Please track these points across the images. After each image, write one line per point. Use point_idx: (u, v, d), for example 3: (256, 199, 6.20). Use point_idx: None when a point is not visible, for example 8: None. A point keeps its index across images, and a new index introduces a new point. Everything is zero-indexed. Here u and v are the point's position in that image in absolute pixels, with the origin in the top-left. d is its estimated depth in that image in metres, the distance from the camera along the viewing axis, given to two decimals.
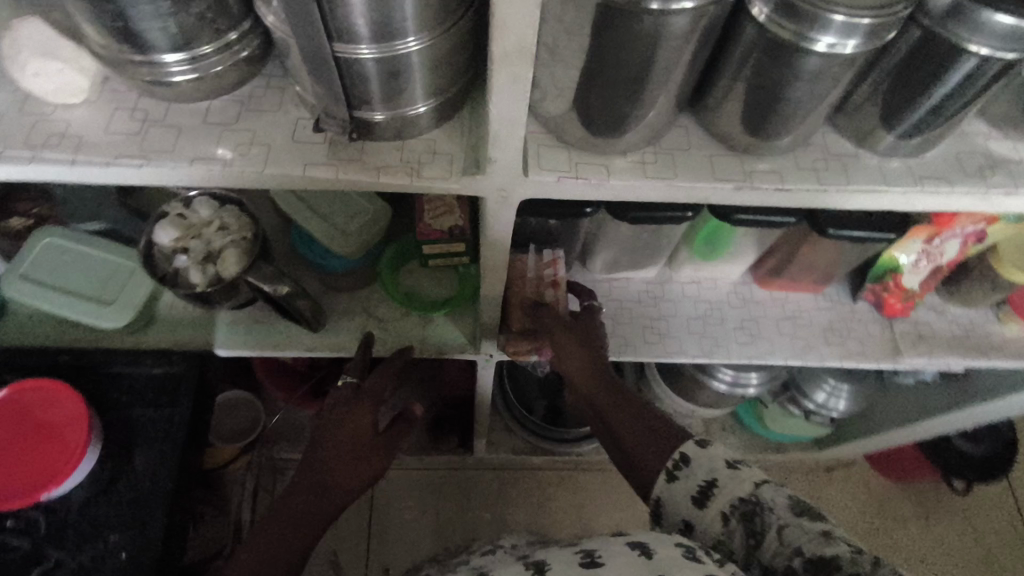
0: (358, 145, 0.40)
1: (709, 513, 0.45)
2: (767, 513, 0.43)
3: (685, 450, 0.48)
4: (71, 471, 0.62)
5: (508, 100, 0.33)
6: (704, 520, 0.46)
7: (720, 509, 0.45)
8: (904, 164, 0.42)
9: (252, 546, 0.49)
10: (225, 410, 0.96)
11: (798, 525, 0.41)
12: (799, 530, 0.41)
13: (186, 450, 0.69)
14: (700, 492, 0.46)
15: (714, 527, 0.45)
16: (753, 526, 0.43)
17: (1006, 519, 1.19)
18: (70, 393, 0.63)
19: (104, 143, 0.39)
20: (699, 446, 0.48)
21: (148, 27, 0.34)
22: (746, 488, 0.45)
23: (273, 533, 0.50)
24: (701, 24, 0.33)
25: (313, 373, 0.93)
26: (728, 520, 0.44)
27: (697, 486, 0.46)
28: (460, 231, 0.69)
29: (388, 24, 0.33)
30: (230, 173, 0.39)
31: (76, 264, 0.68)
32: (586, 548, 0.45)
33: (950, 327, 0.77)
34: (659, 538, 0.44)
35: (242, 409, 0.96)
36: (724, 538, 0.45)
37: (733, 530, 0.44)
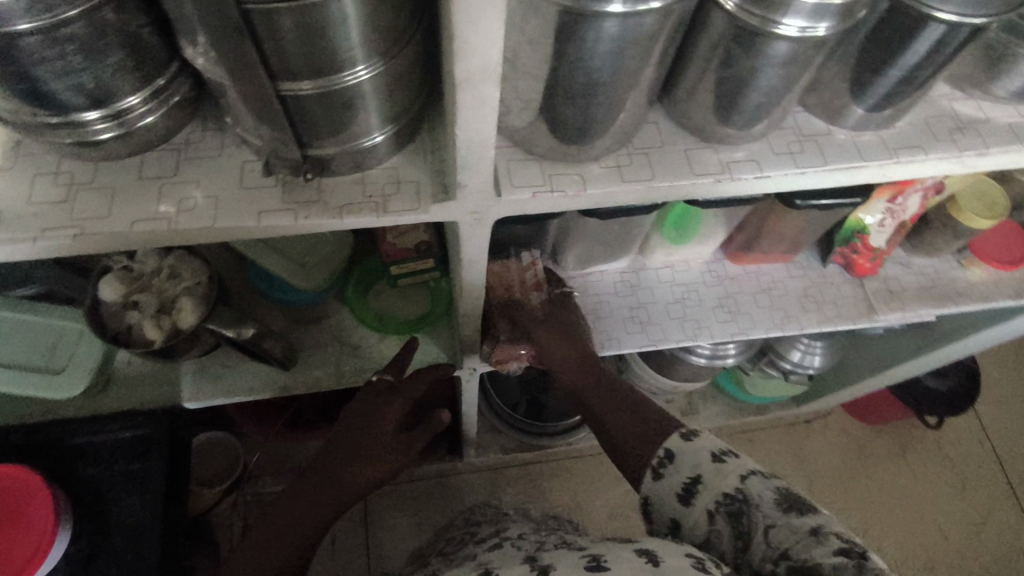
0: (314, 184, 0.37)
1: (695, 511, 0.42)
2: (754, 511, 0.40)
3: (670, 446, 0.46)
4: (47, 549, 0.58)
5: (476, 123, 0.30)
6: (690, 519, 0.43)
7: (704, 505, 0.42)
8: (876, 136, 0.41)
9: (268, 518, 0.53)
10: (203, 454, 0.90)
11: (785, 524, 0.38)
12: (787, 530, 0.38)
13: (167, 515, 0.65)
14: (685, 489, 0.43)
15: (700, 527, 0.42)
16: (740, 526, 0.40)
17: (981, 447, 1.24)
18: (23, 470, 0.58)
19: (28, 215, 0.35)
20: (687, 439, 0.46)
21: (59, 84, 0.30)
22: (731, 483, 0.42)
23: (286, 511, 0.53)
24: (669, 21, 0.31)
25: (287, 406, 0.88)
26: (714, 517, 0.42)
27: (682, 483, 0.44)
28: (427, 247, 0.67)
29: (333, 56, 0.30)
30: (178, 231, 0.36)
31: (17, 334, 0.62)
32: (595, 554, 0.43)
33: (917, 277, 0.79)
34: (666, 545, 0.41)
35: (220, 450, 0.91)
36: (713, 538, 0.42)
37: (720, 528, 0.41)
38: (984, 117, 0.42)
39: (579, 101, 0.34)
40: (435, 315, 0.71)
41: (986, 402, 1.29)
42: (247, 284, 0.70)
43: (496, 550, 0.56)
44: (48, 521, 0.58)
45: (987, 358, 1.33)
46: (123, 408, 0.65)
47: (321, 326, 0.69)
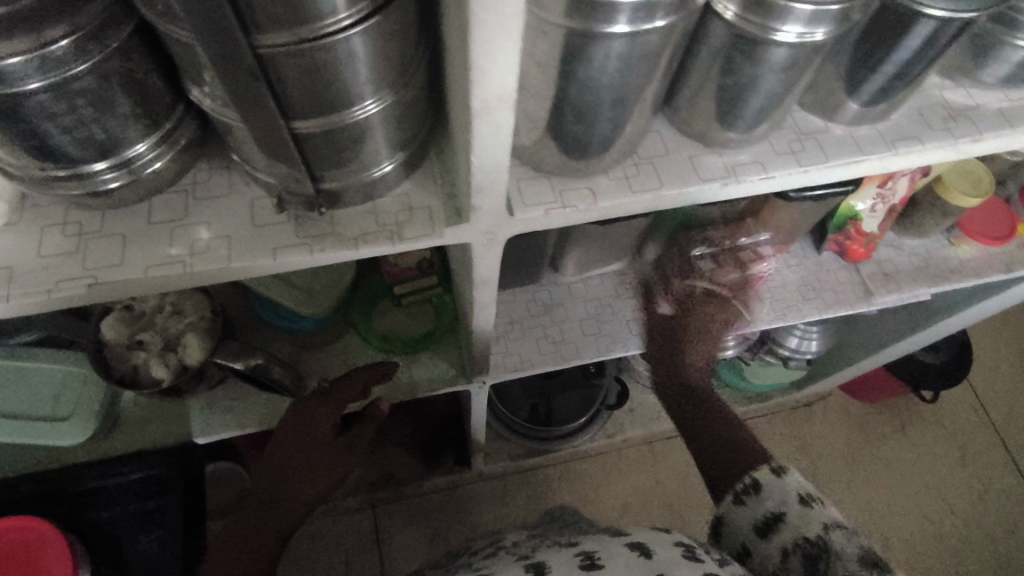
0: (327, 217, 0.37)
1: (771, 545, 0.43)
2: (833, 559, 0.39)
3: (757, 476, 0.46)
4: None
5: (491, 151, 0.31)
6: (762, 551, 0.43)
7: (781, 542, 0.42)
8: (873, 129, 0.42)
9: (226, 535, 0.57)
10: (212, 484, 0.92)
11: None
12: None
13: (187, 553, 0.64)
14: (764, 523, 0.44)
15: (771, 560, 0.43)
16: (816, 567, 0.40)
17: (977, 417, 1.26)
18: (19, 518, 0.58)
19: (40, 270, 0.34)
20: (776, 477, 0.45)
21: (67, 138, 0.30)
22: (814, 530, 0.41)
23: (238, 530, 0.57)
24: (674, 35, 0.31)
25: None
26: (789, 555, 0.42)
27: (762, 515, 0.44)
28: (429, 264, 0.68)
29: (344, 92, 0.30)
30: (194, 274, 0.36)
31: (17, 383, 0.61)
32: (587, 550, 0.44)
33: (910, 259, 0.80)
34: (659, 539, 0.44)
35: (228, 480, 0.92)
36: (781, 571, 0.42)
37: (792, 565, 0.41)
38: (974, 104, 0.43)
39: (587, 117, 0.34)
40: (442, 331, 0.71)
41: (978, 372, 1.31)
42: (250, 314, 0.69)
43: (493, 560, 0.54)
44: (68, 571, 0.58)
45: (977, 329, 1.36)
46: (132, 448, 0.64)
47: (327, 350, 0.68)
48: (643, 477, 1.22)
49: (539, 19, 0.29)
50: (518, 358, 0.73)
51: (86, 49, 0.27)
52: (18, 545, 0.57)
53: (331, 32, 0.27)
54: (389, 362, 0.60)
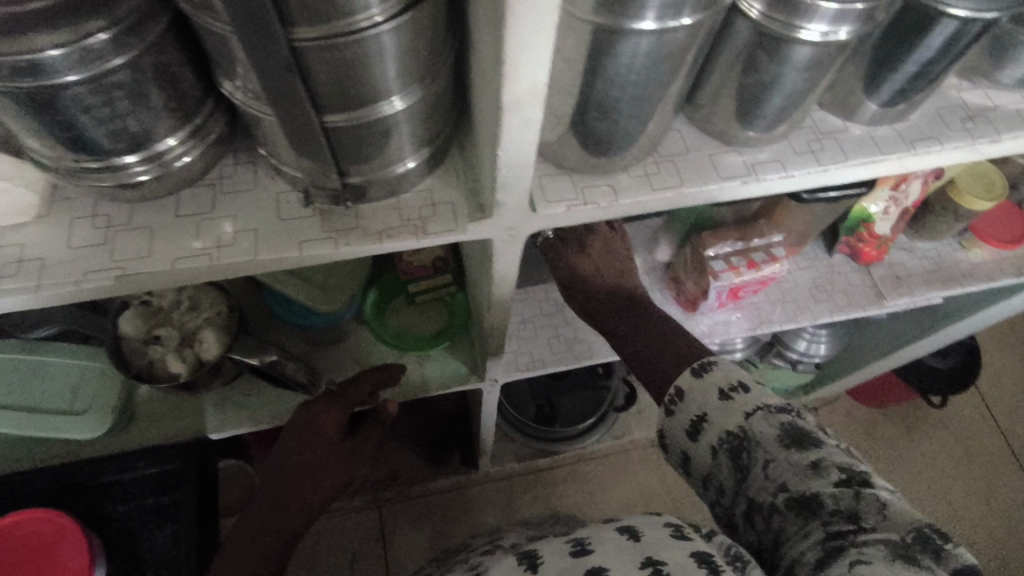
0: (352, 211, 0.37)
1: (701, 446, 0.40)
2: (754, 446, 0.37)
3: (680, 382, 0.43)
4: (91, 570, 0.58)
5: (517, 145, 0.31)
6: (695, 453, 0.41)
7: (709, 443, 0.40)
8: (892, 129, 0.43)
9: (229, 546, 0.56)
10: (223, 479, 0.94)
11: (784, 458, 0.36)
12: (787, 463, 0.36)
13: (201, 548, 0.65)
14: (692, 426, 0.41)
15: (705, 460, 0.40)
16: (741, 460, 0.38)
17: (986, 424, 1.26)
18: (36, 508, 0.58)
19: (71, 260, 0.35)
20: (697, 377, 0.42)
21: (99, 130, 0.30)
22: (736, 421, 0.39)
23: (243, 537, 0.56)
24: (699, 33, 0.31)
25: None
26: (717, 453, 0.39)
27: (690, 420, 0.41)
28: (442, 262, 0.69)
29: (374, 88, 0.30)
30: (220, 265, 0.36)
31: (37, 377, 0.62)
32: (579, 537, 0.44)
33: (921, 262, 0.80)
34: (648, 521, 0.43)
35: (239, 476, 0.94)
36: (715, 471, 0.40)
37: (723, 465, 0.39)
38: (993, 105, 0.44)
39: (612, 114, 0.34)
40: (454, 330, 0.72)
41: (986, 378, 1.31)
42: (264, 310, 0.70)
43: (491, 553, 0.53)
44: (83, 563, 0.58)
45: (985, 334, 1.35)
46: (148, 442, 0.65)
47: (341, 347, 0.69)
48: (649, 479, 1.22)
49: (568, 16, 0.30)
50: (530, 357, 0.73)
51: (125, 42, 0.28)
52: (36, 535, 0.58)
53: (364, 27, 0.27)
54: (397, 366, 0.64)
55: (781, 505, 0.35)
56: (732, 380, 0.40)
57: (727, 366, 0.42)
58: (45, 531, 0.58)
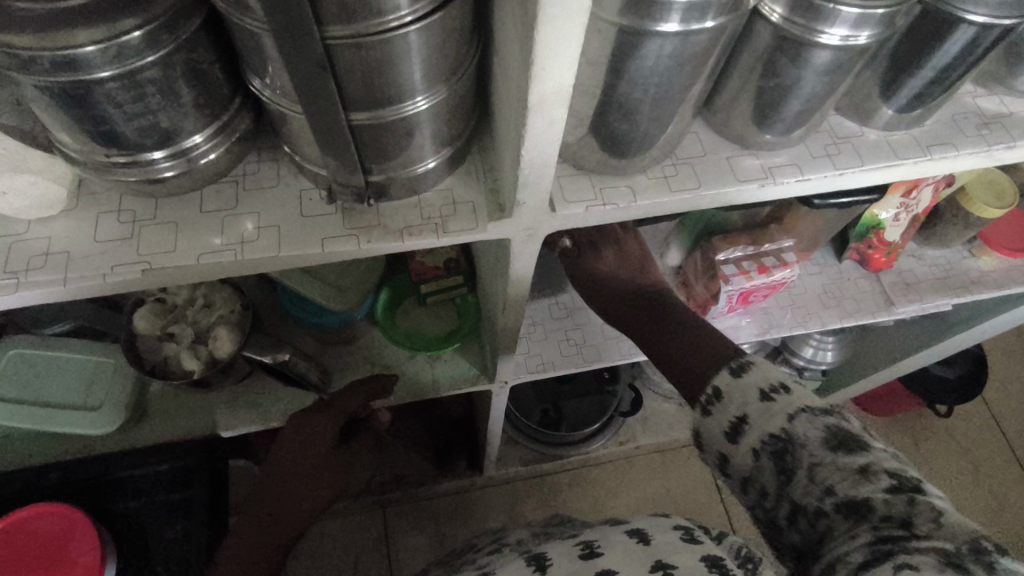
0: (374, 209, 0.38)
1: (741, 450, 0.39)
2: (799, 450, 0.36)
3: (716, 383, 0.42)
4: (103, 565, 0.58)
5: (541, 144, 0.31)
6: (736, 456, 0.40)
7: (749, 444, 0.39)
8: (908, 134, 0.43)
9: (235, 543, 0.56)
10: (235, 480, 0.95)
11: (831, 463, 0.34)
12: (833, 469, 0.34)
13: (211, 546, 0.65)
14: (732, 428, 0.40)
15: (746, 462, 0.39)
16: (784, 464, 0.37)
17: (992, 434, 1.25)
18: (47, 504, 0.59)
19: (97, 254, 0.35)
20: (734, 377, 0.41)
21: (129, 126, 0.31)
22: (777, 423, 0.37)
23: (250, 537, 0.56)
24: (722, 36, 0.32)
25: None
26: (759, 456, 0.38)
27: (729, 422, 0.40)
28: (454, 263, 0.70)
29: (400, 88, 0.31)
30: (242, 260, 0.36)
31: (52, 373, 0.62)
32: (588, 540, 0.44)
33: (931, 269, 0.80)
34: (657, 523, 0.43)
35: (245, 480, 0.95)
36: (755, 474, 0.38)
37: (765, 468, 0.38)
38: (1008, 111, 0.44)
39: (633, 116, 0.35)
40: (465, 331, 0.72)
41: (992, 388, 1.31)
42: (277, 309, 0.70)
43: (496, 556, 0.53)
44: (93, 557, 0.58)
45: (991, 344, 1.35)
46: (160, 438, 0.65)
47: (352, 346, 0.69)
48: (654, 485, 1.21)
49: (594, 18, 0.30)
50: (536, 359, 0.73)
51: (160, 39, 0.28)
52: (48, 531, 0.58)
53: (394, 26, 0.28)
54: (387, 379, 0.62)
55: (827, 509, 0.34)
56: (770, 380, 0.39)
57: (769, 366, 0.40)
58: (57, 526, 0.58)
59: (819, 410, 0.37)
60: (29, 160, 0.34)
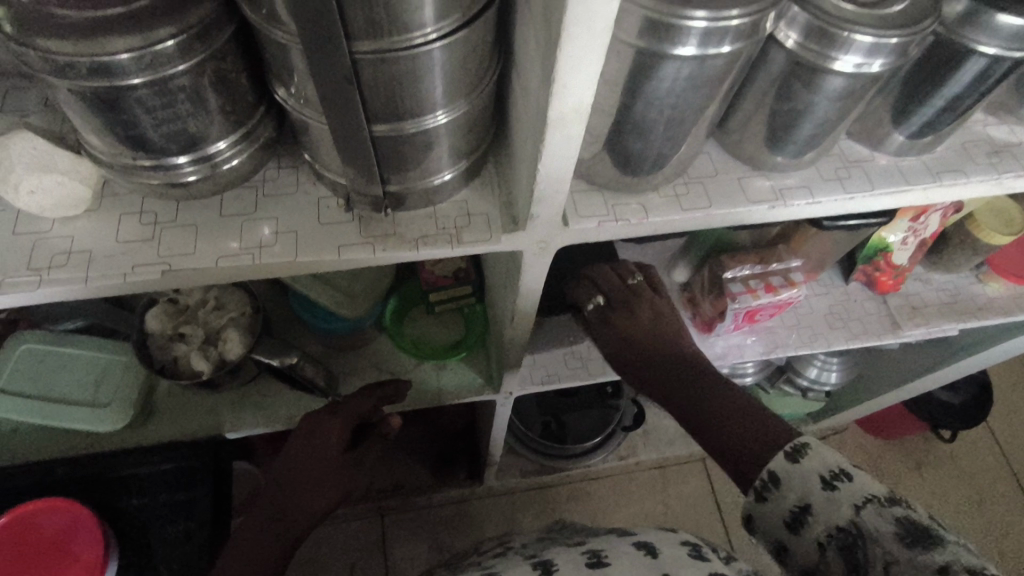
0: (390, 218, 0.38)
1: (804, 544, 0.36)
2: (871, 546, 0.33)
3: (773, 467, 0.39)
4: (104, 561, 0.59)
5: (557, 160, 0.32)
6: (797, 548, 0.37)
7: (815, 538, 0.36)
8: (919, 160, 0.43)
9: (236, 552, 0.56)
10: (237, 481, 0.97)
11: (907, 563, 0.31)
12: (910, 569, 0.31)
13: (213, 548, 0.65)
14: (794, 517, 0.37)
15: (808, 556, 0.36)
16: (855, 560, 0.33)
17: (996, 460, 1.25)
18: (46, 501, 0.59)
19: (118, 254, 0.36)
20: (792, 461, 0.38)
21: (156, 131, 0.32)
22: (846, 515, 0.34)
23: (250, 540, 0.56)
24: (738, 60, 0.32)
25: None
26: (824, 550, 0.35)
27: (789, 509, 0.37)
28: (464, 273, 0.70)
29: (422, 101, 0.32)
30: (259, 264, 0.37)
31: (63, 369, 0.63)
32: (594, 550, 0.45)
33: (938, 294, 0.80)
34: (665, 540, 0.44)
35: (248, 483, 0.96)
36: (821, 569, 0.35)
37: (831, 561, 0.35)
38: (1017, 140, 0.44)
39: (648, 135, 0.35)
40: (471, 341, 0.73)
41: (996, 414, 1.30)
42: (287, 314, 0.71)
43: (500, 558, 0.54)
44: (95, 554, 0.58)
45: (995, 370, 1.35)
46: (165, 437, 0.66)
47: (359, 353, 0.70)
48: (654, 501, 1.21)
49: (613, 39, 0.31)
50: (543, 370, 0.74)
51: (192, 48, 0.29)
52: (48, 529, 0.58)
53: (419, 43, 0.28)
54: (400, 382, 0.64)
55: None
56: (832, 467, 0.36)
57: (826, 449, 0.37)
58: (56, 524, 0.59)
59: (885, 499, 0.34)
60: (57, 161, 0.35)
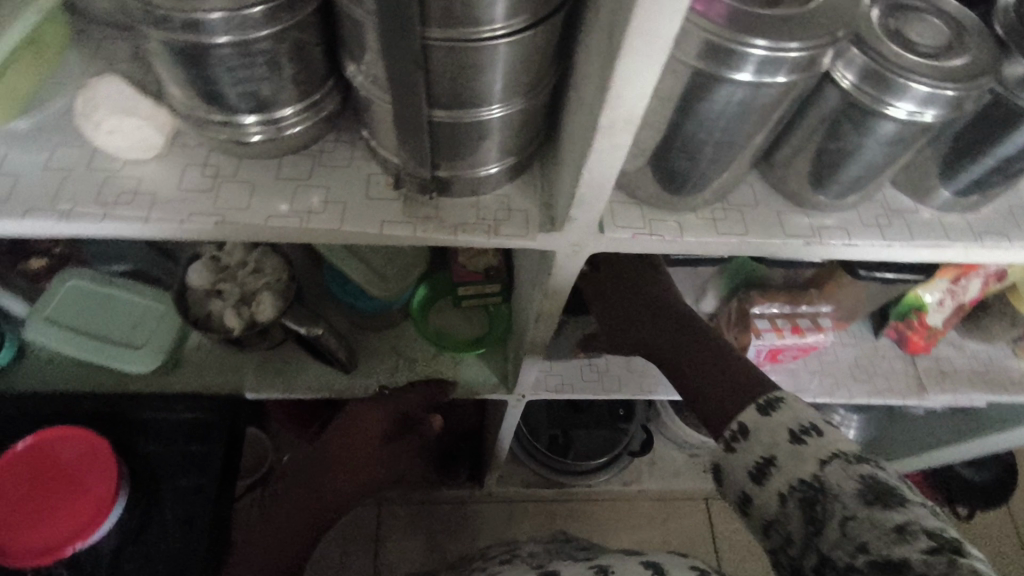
0: (434, 202, 0.40)
1: (767, 492, 0.38)
2: (831, 501, 0.34)
3: (744, 419, 0.41)
4: (112, 496, 0.60)
5: (602, 165, 0.33)
6: (762, 500, 0.38)
7: (777, 488, 0.37)
8: (963, 218, 0.43)
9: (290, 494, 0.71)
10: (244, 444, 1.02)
11: (866, 518, 0.32)
12: (867, 523, 0.32)
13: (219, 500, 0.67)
14: (758, 469, 0.39)
15: (770, 508, 0.38)
16: (814, 513, 0.35)
17: (1014, 546, 1.20)
18: (68, 429, 0.62)
19: (179, 200, 0.38)
20: (765, 415, 0.40)
21: (232, 90, 0.34)
22: (809, 469, 0.36)
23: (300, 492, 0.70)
24: (792, 93, 0.33)
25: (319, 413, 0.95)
26: (785, 501, 0.37)
27: (754, 461, 0.39)
28: (495, 271, 0.71)
29: (481, 93, 0.33)
30: (305, 229, 0.39)
31: (102, 308, 0.66)
32: (602, 565, 0.46)
33: (970, 362, 0.79)
34: (672, 560, 0.44)
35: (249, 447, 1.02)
36: (781, 520, 0.37)
37: (791, 514, 0.36)
38: None
39: (693, 155, 0.36)
40: (492, 338, 0.74)
41: (1019, 498, 1.25)
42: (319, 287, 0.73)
43: (508, 565, 0.55)
44: (109, 486, 0.60)
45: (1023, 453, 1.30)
46: (188, 388, 0.69)
47: (382, 335, 0.72)
48: (651, 532, 1.20)
49: (671, 58, 0.32)
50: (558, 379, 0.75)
51: (277, 17, 0.31)
52: (65, 457, 0.61)
53: (487, 37, 0.30)
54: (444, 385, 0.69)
55: (859, 567, 0.32)
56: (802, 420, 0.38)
57: (799, 406, 0.39)
58: (74, 453, 0.61)
59: (852, 457, 0.36)
60: (138, 107, 0.38)
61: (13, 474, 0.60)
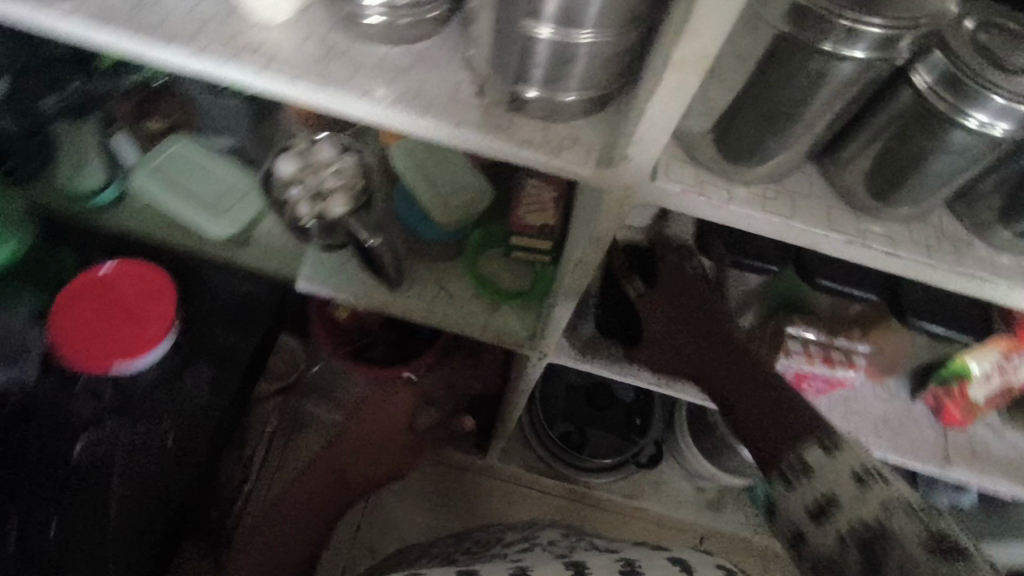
0: (509, 117, 0.44)
1: (826, 531, 0.46)
2: (895, 545, 0.43)
3: (809, 460, 0.48)
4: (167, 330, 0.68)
5: (669, 104, 0.36)
6: (818, 537, 0.47)
7: (837, 529, 0.46)
8: (1017, 261, 0.43)
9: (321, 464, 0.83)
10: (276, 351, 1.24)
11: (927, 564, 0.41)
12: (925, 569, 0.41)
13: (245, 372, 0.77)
14: (817, 509, 0.47)
15: (826, 544, 0.47)
16: (873, 554, 0.44)
17: None
18: (139, 263, 0.69)
19: (293, 62, 0.43)
20: (826, 453, 0.47)
21: None
22: (871, 512, 0.44)
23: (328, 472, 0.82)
24: (866, 76, 0.35)
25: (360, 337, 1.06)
26: (844, 542, 0.45)
27: (813, 501, 0.47)
28: (549, 230, 0.72)
29: (575, 15, 0.36)
30: (391, 113, 0.43)
31: (198, 173, 0.73)
32: (630, 560, 0.54)
33: (1006, 451, 0.76)
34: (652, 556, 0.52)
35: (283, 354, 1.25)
36: (837, 556, 0.46)
37: (849, 554, 0.45)
38: None
39: (758, 123, 0.39)
40: (531, 295, 0.77)
41: None
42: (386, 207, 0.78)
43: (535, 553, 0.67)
44: (164, 325, 0.68)
45: None
46: (253, 264, 0.76)
47: (431, 265, 0.76)
48: None
49: (757, 17, 0.34)
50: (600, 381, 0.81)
51: None
52: (132, 285, 0.68)
53: None
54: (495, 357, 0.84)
55: None
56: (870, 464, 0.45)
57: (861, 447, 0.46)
58: (139, 285, 0.68)
59: (917, 502, 0.43)
60: None
61: (82, 289, 0.67)
